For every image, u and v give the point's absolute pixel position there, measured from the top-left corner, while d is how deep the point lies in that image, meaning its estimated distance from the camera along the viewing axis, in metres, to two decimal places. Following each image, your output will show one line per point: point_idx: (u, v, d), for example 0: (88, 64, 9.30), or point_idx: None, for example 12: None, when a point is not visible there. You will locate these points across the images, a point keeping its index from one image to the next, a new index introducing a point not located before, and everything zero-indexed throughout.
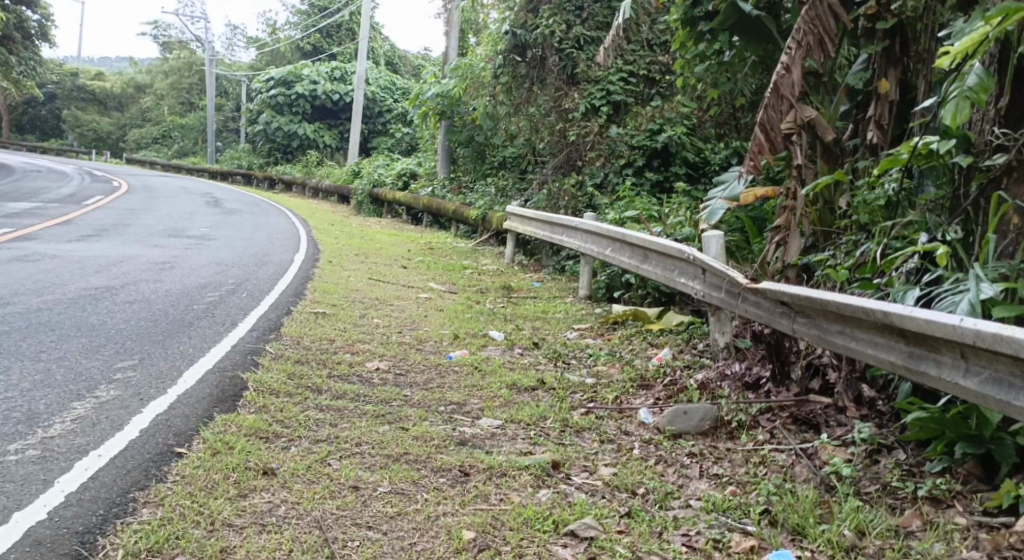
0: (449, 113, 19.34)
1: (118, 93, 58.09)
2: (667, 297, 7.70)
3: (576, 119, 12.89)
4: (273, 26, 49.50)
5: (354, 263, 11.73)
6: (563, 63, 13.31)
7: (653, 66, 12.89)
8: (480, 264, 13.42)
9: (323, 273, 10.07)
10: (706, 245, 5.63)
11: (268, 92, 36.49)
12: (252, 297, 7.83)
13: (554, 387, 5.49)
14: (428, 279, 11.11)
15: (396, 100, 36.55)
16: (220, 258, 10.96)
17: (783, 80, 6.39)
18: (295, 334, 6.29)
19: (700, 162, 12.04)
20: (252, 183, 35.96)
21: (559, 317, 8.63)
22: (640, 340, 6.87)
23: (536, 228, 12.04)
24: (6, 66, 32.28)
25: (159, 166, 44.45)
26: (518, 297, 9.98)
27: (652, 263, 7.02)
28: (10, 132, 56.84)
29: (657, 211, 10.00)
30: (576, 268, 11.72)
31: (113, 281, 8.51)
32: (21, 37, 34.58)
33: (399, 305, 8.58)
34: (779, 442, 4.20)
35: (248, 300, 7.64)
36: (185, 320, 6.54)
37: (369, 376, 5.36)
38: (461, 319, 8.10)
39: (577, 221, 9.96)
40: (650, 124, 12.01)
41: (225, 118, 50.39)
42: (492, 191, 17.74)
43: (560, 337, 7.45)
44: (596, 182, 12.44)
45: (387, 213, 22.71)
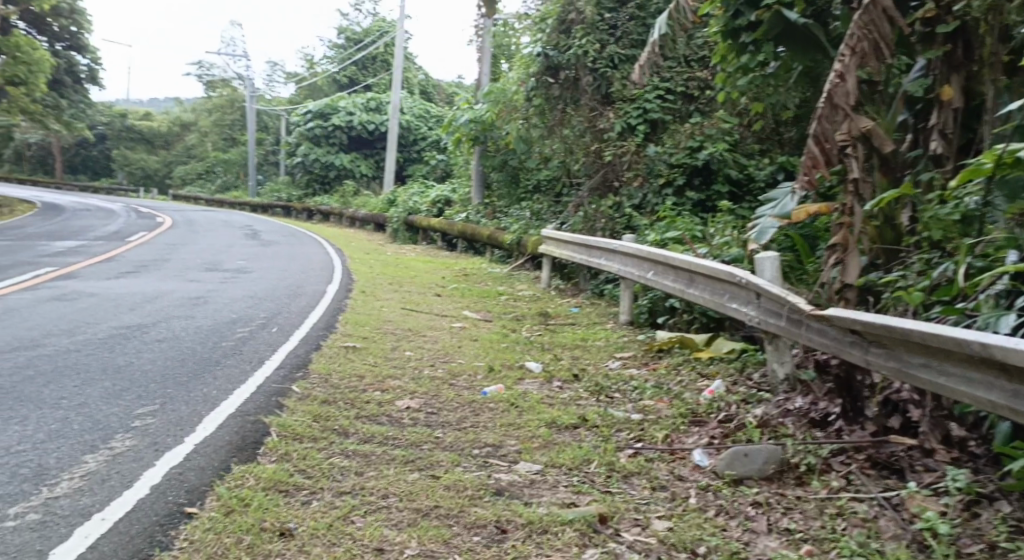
0: (483, 138, 19.09)
1: (164, 131, 59.08)
2: (714, 322, 7.24)
3: (612, 139, 12.52)
4: (309, 59, 50.02)
5: (388, 292, 11.41)
6: (597, 83, 12.95)
7: (691, 82, 12.50)
8: (516, 290, 13.05)
9: (355, 304, 9.75)
10: (760, 268, 5.18)
11: (305, 124, 36.69)
12: (282, 332, 7.47)
13: (598, 425, 5.06)
14: (463, 307, 10.74)
15: (431, 128, 36.50)
16: (253, 291, 10.68)
17: (837, 89, 5.93)
18: (324, 370, 5.91)
19: (744, 178, 11.54)
20: (290, 214, 36.08)
21: (599, 344, 8.19)
22: (688, 370, 6.42)
23: (574, 252, 11.63)
24: (56, 108, 32.79)
25: (202, 201, 44.93)
26: (557, 324, 9.56)
27: (699, 287, 6.57)
28: (60, 172, 58.07)
29: (700, 231, 9.55)
30: (615, 292, 11.27)
31: (145, 317, 8.18)
32: (71, 80, 35.18)
33: (433, 335, 8.21)
34: (858, 489, 3.74)
35: (278, 335, 7.28)
36: (211, 358, 6.18)
37: (398, 416, 4.95)
38: (497, 349, 7.70)
39: (617, 243, 9.54)
40: (690, 142, 11.66)
41: (265, 152, 50.85)
42: (528, 215, 17.38)
43: (602, 367, 7.02)
44: (635, 203, 12.01)
45: (422, 240, 22.47)
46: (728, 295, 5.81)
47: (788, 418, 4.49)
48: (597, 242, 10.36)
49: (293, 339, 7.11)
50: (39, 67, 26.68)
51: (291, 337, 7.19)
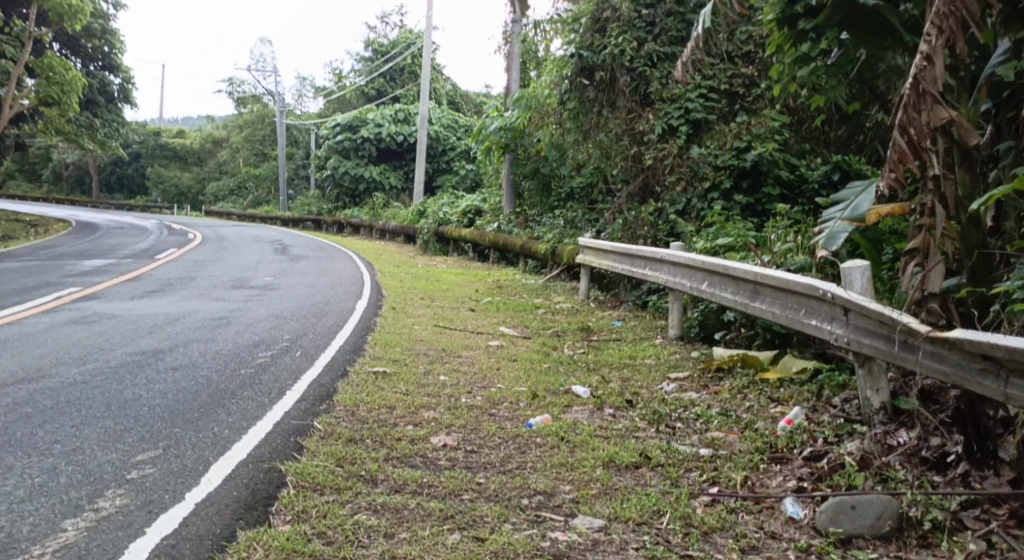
0: (514, 146, 18.48)
1: (195, 149, 59.22)
2: (780, 338, 6.56)
3: (652, 141, 11.84)
4: (337, 73, 49.84)
5: (420, 309, 10.83)
6: (635, 83, 12.28)
7: (735, 79, 11.81)
8: (553, 302, 12.43)
9: (385, 322, 9.16)
10: (848, 280, 4.47)
11: (334, 137, 36.40)
12: (306, 356, 6.87)
13: (663, 464, 4.40)
14: (499, 322, 10.15)
15: (460, 138, 36.03)
16: (279, 310, 10.14)
17: (924, 74, 5.25)
18: (350, 403, 5.28)
19: (795, 179, 11.01)
20: (321, 228, 35.73)
21: (649, 362, 7.54)
22: (755, 393, 5.75)
23: (615, 260, 10.98)
24: (90, 129, 32.71)
25: (235, 216, 44.87)
26: (601, 340, 8.90)
27: (766, 300, 5.88)
28: (94, 191, 58.45)
29: (753, 237, 8.88)
30: (660, 303, 10.60)
31: (162, 341, 7.68)
32: (103, 100, 35.11)
33: (468, 355, 7.60)
34: (1004, 553, 3.22)
35: (302, 360, 6.69)
36: (227, 388, 5.59)
37: (433, 457, 4.32)
38: (539, 371, 7.07)
39: (664, 251, 8.87)
40: (736, 142, 11.01)
41: (295, 167, 50.75)
42: (562, 224, 16.72)
43: (657, 389, 6.36)
44: (678, 209, 11.31)
45: (453, 251, 21.92)
46: (805, 309, 5.13)
47: (896, 459, 3.89)
48: (641, 250, 9.72)
49: (317, 364, 6.52)
50: (71, 88, 26.55)
51: (315, 362, 6.59)
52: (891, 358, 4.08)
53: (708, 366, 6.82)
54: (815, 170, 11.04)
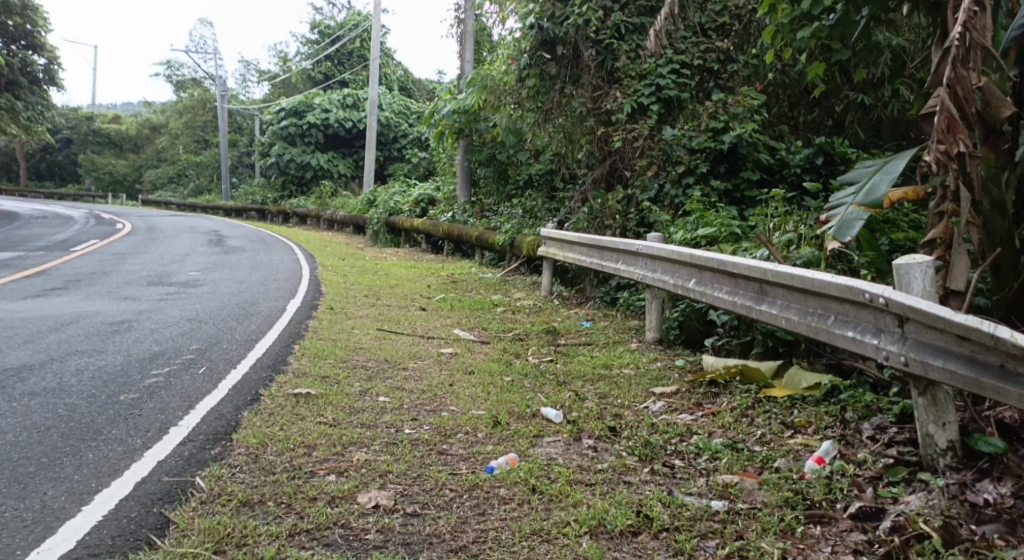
0: (467, 130, 17.35)
1: (136, 135, 56.94)
2: (785, 346, 5.54)
3: (619, 121, 10.84)
4: (284, 58, 48.05)
5: (363, 308, 9.71)
6: (600, 57, 11.25)
7: (708, 53, 10.82)
8: (512, 298, 11.37)
9: (321, 326, 8.05)
10: (906, 281, 3.47)
11: (279, 123, 34.81)
12: (211, 372, 5.79)
13: (666, 530, 3.38)
14: (453, 322, 9.08)
15: (411, 124, 34.69)
16: (198, 310, 8.98)
17: (974, 21, 4.30)
18: (255, 443, 4.29)
19: (776, 163, 10.08)
20: (267, 219, 34.14)
21: (626, 375, 6.51)
22: (763, 415, 4.71)
23: (579, 254, 9.96)
24: (14, 112, 30.55)
25: (176, 206, 43.06)
26: (569, 345, 7.87)
27: (772, 302, 4.84)
28: (28, 180, 55.79)
29: (738, 228, 7.92)
30: (629, 300, 9.62)
31: (43, 353, 6.53)
32: (30, 82, 32.97)
33: (416, 368, 6.51)
34: None
35: (204, 379, 5.59)
36: (94, 423, 4.57)
37: (358, 529, 3.44)
38: (500, 388, 5.99)
39: (639, 243, 7.85)
40: (713, 123, 10.06)
41: (240, 155, 48.92)
42: (519, 213, 15.64)
43: (641, 411, 5.34)
44: (650, 196, 10.34)
45: (404, 242, 20.74)
46: (831, 316, 4.09)
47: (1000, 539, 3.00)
48: (609, 243, 8.71)
49: (222, 384, 5.41)
50: None
51: (222, 381, 5.50)
52: (981, 388, 3.14)
53: (699, 379, 5.81)
54: (796, 153, 10.16)
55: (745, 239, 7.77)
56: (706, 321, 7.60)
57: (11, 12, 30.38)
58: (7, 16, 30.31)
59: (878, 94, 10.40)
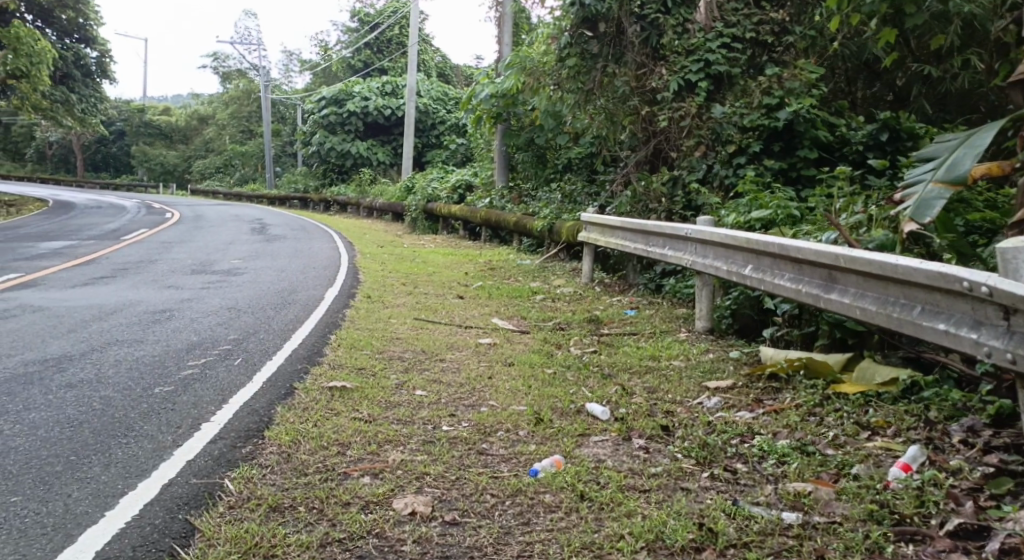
0: (506, 114, 16.99)
1: (181, 126, 57.45)
2: (854, 338, 5.10)
3: (666, 100, 10.43)
4: (323, 47, 48.04)
5: (399, 296, 9.40)
6: (646, 32, 10.86)
7: (762, 25, 10.39)
8: (553, 285, 10.99)
9: (357, 314, 7.77)
10: (1015, 266, 3.14)
11: (319, 111, 34.74)
12: (245, 363, 5.48)
13: (736, 546, 3.01)
14: (492, 311, 8.73)
15: (450, 111, 34.38)
16: (237, 299, 8.74)
17: None
18: (288, 441, 3.97)
19: (834, 141, 9.57)
20: (307, 207, 34.10)
21: (677, 367, 6.10)
22: (834, 416, 4.29)
23: (624, 238, 9.54)
24: (65, 105, 30.79)
25: (220, 196, 43.36)
26: (614, 335, 7.47)
27: (838, 290, 4.47)
28: (77, 172, 56.62)
29: (794, 210, 7.47)
30: (676, 287, 9.19)
31: (78, 343, 6.31)
32: (78, 74, 33.19)
33: (453, 359, 6.18)
34: None
35: (238, 372, 5.27)
36: (121, 417, 4.30)
37: (395, 541, 3.10)
38: (543, 382, 5.62)
39: (688, 227, 7.44)
40: (766, 99, 9.60)
41: (282, 144, 49.08)
42: (560, 198, 15.25)
43: (696, 407, 4.95)
44: (698, 177, 9.90)
45: (442, 229, 20.46)
46: (915, 303, 3.74)
47: None
48: (657, 227, 8.29)
49: (256, 377, 5.10)
50: (40, 59, 24.54)
51: (256, 374, 5.19)
52: None
53: (757, 372, 5.40)
54: (856, 131, 9.65)
55: (802, 222, 7.32)
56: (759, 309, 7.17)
57: (60, 6, 30.59)
58: (57, 9, 30.53)
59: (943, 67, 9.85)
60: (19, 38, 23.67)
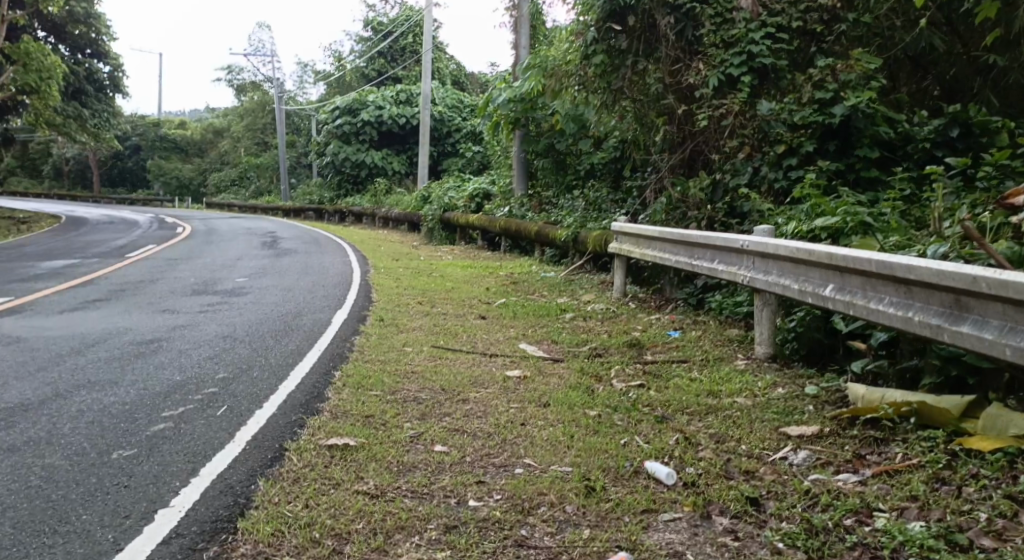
0: (525, 120, 16.12)
1: (196, 140, 56.94)
2: (975, 377, 4.23)
3: (705, 98, 9.51)
4: (337, 57, 47.43)
5: (416, 318, 8.55)
6: (680, 25, 9.89)
7: (810, 14, 9.43)
8: (583, 301, 10.09)
9: (366, 342, 6.90)
10: None
11: (333, 122, 33.97)
12: (230, 414, 4.57)
13: None
14: (518, 334, 7.84)
15: (466, 118, 33.57)
16: (236, 324, 7.93)
17: None
18: (267, 536, 3.27)
19: (897, 138, 8.63)
20: (323, 220, 33.33)
21: (743, 406, 5.18)
22: (976, 484, 3.51)
23: (663, 250, 8.60)
24: (76, 121, 29.91)
25: (236, 208, 42.66)
26: (660, 364, 6.54)
27: (967, 318, 3.73)
28: (93, 188, 56.14)
29: (866, 213, 6.55)
30: (722, 304, 8.28)
31: (43, 383, 5.52)
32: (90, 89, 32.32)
33: (478, 400, 5.26)
34: None
35: (219, 426, 4.37)
36: (61, 501, 3.56)
37: None
38: (587, 429, 4.70)
39: (743, 238, 6.49)
40: (818, 95, 8.68)
41: (297, 155, 48.45)
42: (583, 205, 14.35)
43: (779, 466, 4.02)
44: (743, 181, 8.97)
45: (460, 239, 19.57)
46: None
47: None
48: (703, 238, 7.34)
49: (237, 436, 4.22)
50: (50, 74, 23.36)
51: (239, 429, 4.31)
52: None
53: (851, 414, 4.50)
54: (920, 126, 8.77)
55: (877, 229, 6.39)
56: (830, 331, 6.25)
57: (77, 22, 29.69)
58: (72, 26, 29.67)
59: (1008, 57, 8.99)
60: (30, 54, 22.78)
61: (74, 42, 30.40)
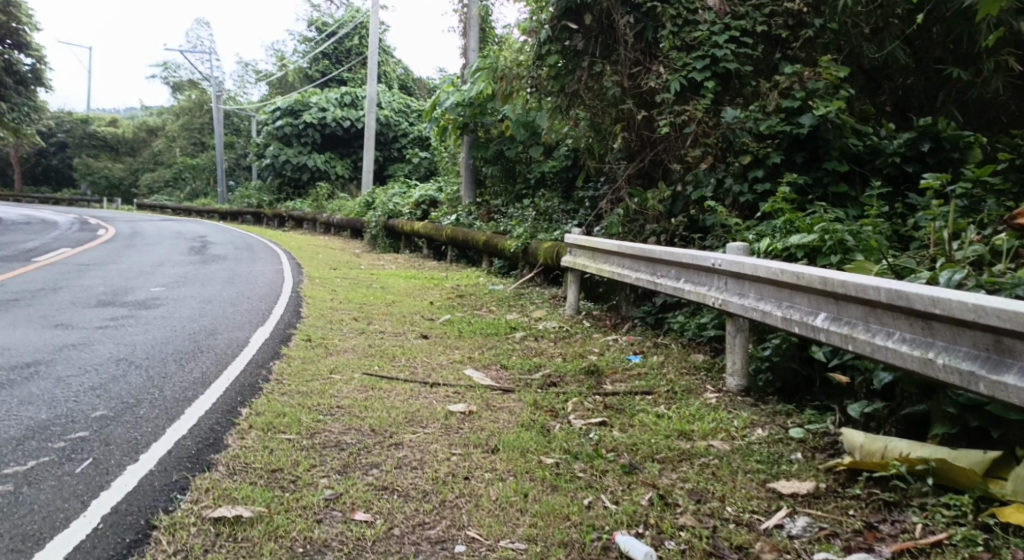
0: (473, 125, 15.38)
1: (130, 138, 54.99)
2: (999, 430, 3.60)
3: (665, 103, 8.86)
4: (280, 57, 46.09)
5: (349, 336, 7.78)
6: (640, 26, 9.24)
7: (774, 18, 8.72)
8: (532, 318, 9.40)
9: (287, 370, 6.12)
10: None
11: (274, 123, 32.80)
12: (90, 472, 3.99)
13: None
14: (463, 357, 7.10)
15: (413, 123, 32.67)
16: (137, 343, 7.18)
17: None
18: None
19: (866, 150, 7.97)
20: (262, 223, 32.16)
21: (721, 452, 4.50)
22: None
23: (622, 264, 7.95)
24: None
25: (172, 210, 41.01)
26: (621, 396, 5.86)
27: (1018, 361, 3.25)
28: (20, 185, 53.76)
29: (845, 230, 5.92)
30: (683, 326, 7.67)
31: None
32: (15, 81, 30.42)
33: (412, 445, 4.53)
34: None
35: (72, 489, 3.84)
36: None
37: None
38: (542, 486, 4.00)
39: (714, 256, 5.83)
40: (786, 103, 8.07)
41: (236, 157, 46.99)
42: (533, 214, 13.65)
43: (779, 538, 3.49)
44: (705, 193, 8.35)
45: (405, 247, 18.70)
46: None
47: None
48: (668, 254, 6.67)
49: (91, 507, 3.69)
50: None
51: (96, 496, 3.78)
52: None
53: (849, 463, 3.87)
54: (888, 140, 8.08)
55: (858, 250, 5.78)
56: (809, 362, 5.64)
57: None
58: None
59: (975, 70, 8.47)
60: None
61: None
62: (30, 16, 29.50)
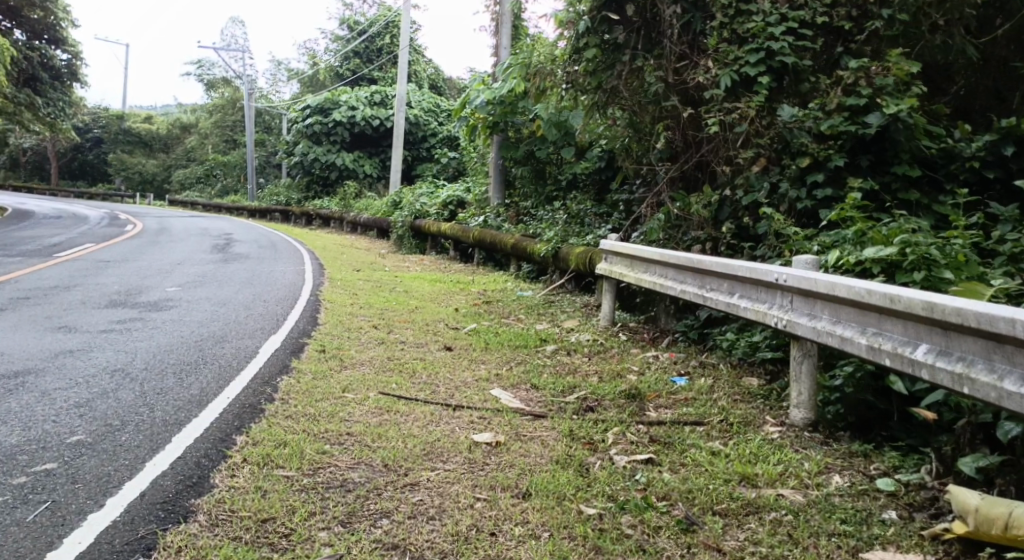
0: (504, 124, 14.72)
1: (162, 134, 55.02)
2: None
3: (714, 100, 8.14)
4: (311, 55, 45.72)
5: (368, 347, 7.14)
6: (687, 16, 8.51)
7: (836, 8, 7.91)
8: (565, 329, 8.71)
9: (295, 387, 5.47)
10: None
11: (303, 120, 32.34)
12: (44, 522, 3.47)
13: None
14: (489, 374, 6.42)
15: (442, 123, 32.08)
16: (137, 351, 6.58)
17: None
18: None
19: (939, 153, 7.24)
20: (290, 222, 31.72)
21: (794, 506, 3.81)
22: None
23: (665, 274, 7.23)
24: (31, 109, 27.69)
25: (202, 207, 40.77)
26: (669, 426, 5.15)
27: None
28: (54, 179, 53.86)
29: (929, 242, 5.21)
30: (733, 343, 6.96)
31: None
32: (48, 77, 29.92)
33: (431, 488, 3.91)
34: None
35: (13, 547, 3.31)
36: None
37: None
38: (583, 548, 3.47)
39: (778, 269, 5.12)
40: (851, 99, 7.30)
41: (267, 155, 46.72)
42: (566, 217, 12.95)
43: None
44: (757, 199, 7.63)
45: (431, 249, 18.10)
46: None
47: None
48: (720, 264, 5.96)
49: None
50: None
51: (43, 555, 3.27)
52: None
53: (968, 529, 3.36)
54: (965, 142, 7.31)
55: (945, 264, 5.05)
56: (885, 393, 4.92)
57: (32, 5, 27.53)
58: (28, 9, 27.48)
59: None
60: None
61: (32, 27, 28.38)
62: (66, 12, 29.07)
